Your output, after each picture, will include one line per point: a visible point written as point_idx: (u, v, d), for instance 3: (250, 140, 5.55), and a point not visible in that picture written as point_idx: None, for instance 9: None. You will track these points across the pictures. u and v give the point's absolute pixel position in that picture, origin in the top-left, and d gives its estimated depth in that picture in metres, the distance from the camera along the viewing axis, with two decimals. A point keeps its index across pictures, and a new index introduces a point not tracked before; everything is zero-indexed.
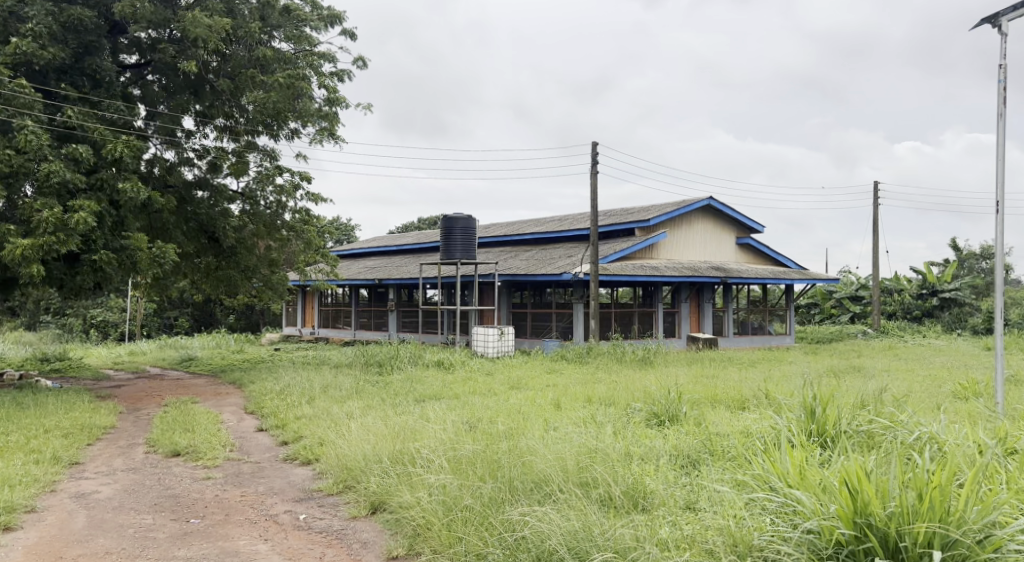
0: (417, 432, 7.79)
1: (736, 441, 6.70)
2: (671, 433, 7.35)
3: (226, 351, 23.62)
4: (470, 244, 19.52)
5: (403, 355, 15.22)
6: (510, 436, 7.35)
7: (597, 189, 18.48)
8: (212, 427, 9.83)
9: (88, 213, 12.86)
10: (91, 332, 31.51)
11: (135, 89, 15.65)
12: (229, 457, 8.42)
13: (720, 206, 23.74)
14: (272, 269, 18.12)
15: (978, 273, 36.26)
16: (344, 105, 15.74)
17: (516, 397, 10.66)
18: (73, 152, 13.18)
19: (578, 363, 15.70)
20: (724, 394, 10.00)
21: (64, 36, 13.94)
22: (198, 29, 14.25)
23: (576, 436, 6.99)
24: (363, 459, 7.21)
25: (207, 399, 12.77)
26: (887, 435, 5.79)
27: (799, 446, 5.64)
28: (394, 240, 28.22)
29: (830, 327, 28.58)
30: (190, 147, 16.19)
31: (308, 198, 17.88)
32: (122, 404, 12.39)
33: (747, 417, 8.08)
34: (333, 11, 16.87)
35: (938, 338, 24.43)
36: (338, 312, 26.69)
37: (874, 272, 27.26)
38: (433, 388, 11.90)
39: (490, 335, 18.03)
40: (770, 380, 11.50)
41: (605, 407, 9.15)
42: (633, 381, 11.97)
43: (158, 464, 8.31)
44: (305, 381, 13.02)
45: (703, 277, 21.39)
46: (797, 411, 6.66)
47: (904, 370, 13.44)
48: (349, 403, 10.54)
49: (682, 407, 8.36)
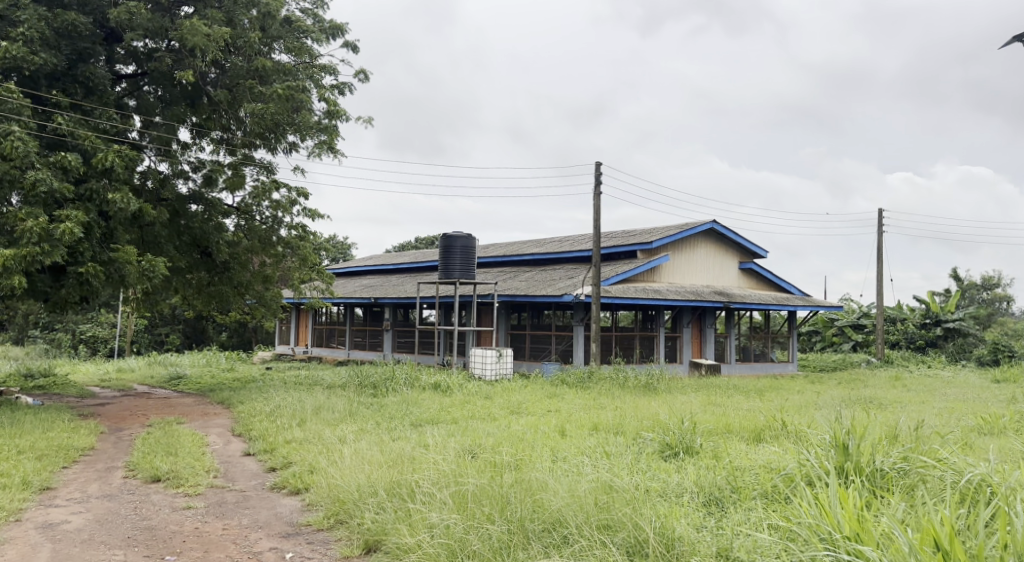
0: (415, 461, 7.27)
1: (763, 480, 6.22)
2: (690, 467, 6.85)
3: (216, 369, 23.02)
4: (469, 264, 19.05)
5: (399, 376, 14.67)
6: (518, 467, 6.86)
7: (601, 209, 18.03)
8: (196, 450, 9.27)
9: (75, 223, 12.35)
10: (81, 347, 30.85)
11: (130, 99, 15.22)
12: (212, 485, 7.87)
13: (723, 229, 23.33)
14: (266, 285, 17.44)
15: (980, 304, 35.83)
16: (344, 118, 15.33)
17: (518, 423, 10.13)
18: (61, 160, 12.70)
19: (580, 388, 15.18)
20: (739, 423, 9.50)
21: (57, 42, 13.50)
22: (196, 37, 13.83)
23: (589, 469, 6.49)
24: (356, 491, 6.68)
25: (193, 420, 12.21)
26: (942, 482, 5.35)
27: (850, 493, 5.17)
28: (391, 259, 27.75)
29: (832, 355, 28.10)
30: (185, 160, 15.74)
31: (305, 214, 17.42)
32: (104, 423, 11.83)
33: (768, 451, 7.59)
34: (334, 22, 16.49)
35: (944, 368, 23.95)
36: (332, 330, 26.16)
37: (879, 300, 26.79)
38: (431, 412, 11.35)
39: (489, 357, 17.52)
40: (785, 410, 10.99)
41: (614, 437, 8.63)
42: (640, 408, 11.46)
43: (135, 490, 7.76)
44: (296, 403, 12.46)
45: (706, 301, 20.93)
46: (829, 445, 6.18)
47: (917, 401, 12.94)
48: (342, 427, 10.01)
49: (697, 438, 7.87)
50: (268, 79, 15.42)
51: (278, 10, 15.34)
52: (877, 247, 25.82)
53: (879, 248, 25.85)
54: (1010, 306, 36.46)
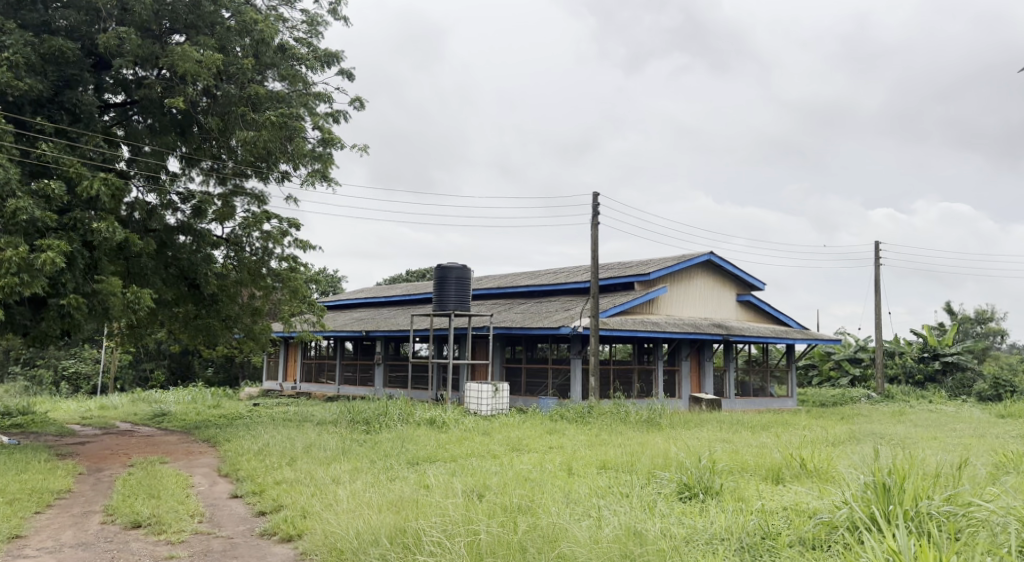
0: (419, 503, 6.77)
1: (795, 526, 5.81)
2: (716, 510, 6.38)
3: (202, 405, 22.36)
4: (464, 295, 18.60)
5: (392, 412, 14.11)
6: (532, 512, 6.36)
7: (598, 241, 17.67)
8: (180, 493, 8.71)
9: (56, 252, 11.81)
10: (62, 384, 30.11)
11: (118, 129, 14.80)
12: (196, 531, 7.32)
13: (720, 261, 23.01)
14: (254, 318, 16.90)
15: (975, 338, 35.60)
16: (339, 146, 14.91)
17: (521, 462, 9.60)
18: (44, 188, 12.24)
19: (580, 423, 14.65)
20: (753, 461, 9.04)
21: (43, 68, 13.08)
22: (187, 63, 13.46)
23: (610, 514, 6.05)
24: (355, 536, 6.16)
25: (177, 459, 11.63)
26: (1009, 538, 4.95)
27: (913, 546, 4.73)
28: (382, 292, 27.29)
29: (831, 390, 27.66)
30: (175, 191, 15.29)
31: (296, 246, 16.97)
32: (83, 464, 11.23)
33: (794, 493, 7.13)
34: (329, 50, 16.14)
35: (946, 403, 23.54)
36: (321, 365, 25.54)
37: (877, 333, 26.45)
38: (427, 450, 10.81)
39: (484, 392, 16.97)
40: (799, 448, 10.52)
41: (626, 476, 8.15)
42: (647, 444, 10.99)
43: (114, 538, 7.20)
44: (286, 440, 11.89)
45: (705, 334, 20.49)
46: (865, 484, 5.83)
47: (930, 436, 12.50)
48: (335, 466, 9.45)
49: (716, 478, 7.39)
50: (260, 107, 15.00)
51: (273, 37, 14.87)
52: (874, 279, 25.57)
53: (876, 281, 25.60)
54: (1005, 340, 36.25)
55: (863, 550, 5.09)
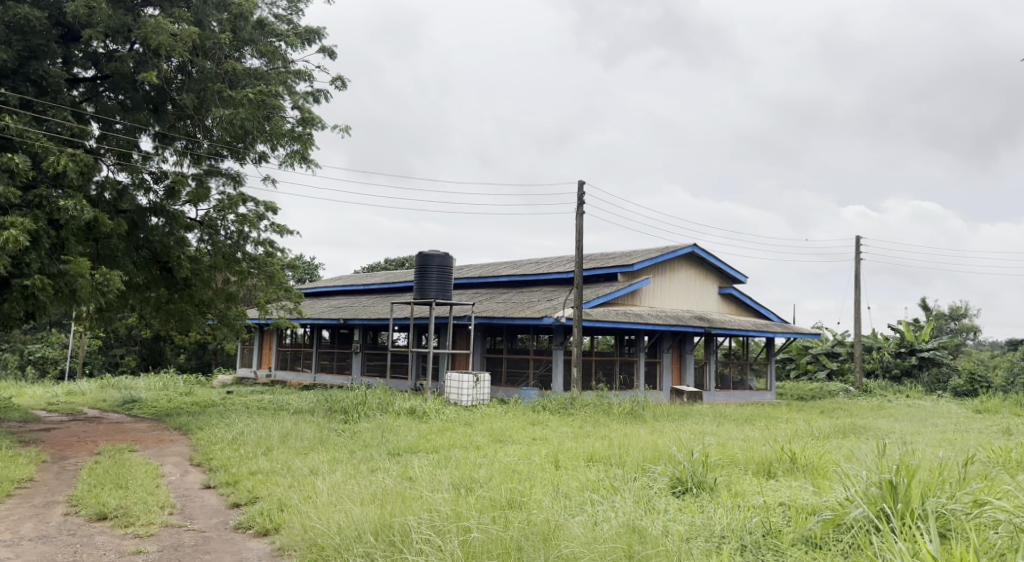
0: (405, 497, 6.44)
1: (797, 523, 5.55)
2: (715, 506, 6.10)
3: (173, 393, 21.85)
4: (446, 284, 18.24)
5: (371, 401, 13.76)
6: (522, 507, 6.06)
7: (583, 230, 17.39)
8: (150, 483, 8.30)
9: (20, 230, 11.29)
10: (29, 369, 29.40)
11: (88, 104, 14.23)
12: (167, 524, 6.94)
13: (703, 253, 22.83)
14: (229, 304, 16.44)
15: (949, 334, 35.89)
16: (320, 126, 14.47)
17: (506, 454, 9.29)
18: (8, 162, 11.70)
19: (562, 415, 14.37)
20: (742, 454, 8.79)
21: (7, 37, 12.50)
22: (161, 35, 12.93)
23: (605, 509, 5.80)
24: (335, 532, 5.81)
25: (147, 447, 11.19)
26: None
27: (927, 546, 4.48)
28: (360, 280, 26.83)
29: (809, 383, 27.68)
30: (147, 170, 14.74)
31: (273, 230, 16.52)
32: (47, 452, 10.76)
33: (789, 488, 6.86)
34: (310, 27, 15.64)
35: (923, 398, 23.61)
36: (297, 353, 25.06)
37: (856, 328, 26.46)
38: (409, 440, 10.49)
39: (465, 382, 16.66)
40: (788, 441, 10.31)
41: (615, 469, 7.86)
42: (632, 436, 10.76)
43: (77, 531, 6.80)
44: (261, 430, 11.48)
45: (688, 326, 20.31)
46: (871, 482, 5.56)
47: (914, 431, 12.37)
48: (313, 456, 9.10)
49: (709, 473, 7.12)
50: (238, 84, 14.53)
51: (252, 11, 14.38)
52: (855, 274, 25.56)
53: (856, 275, 25.59)
54: (978, 337, 36.57)
55: (875, 552, 4.82)
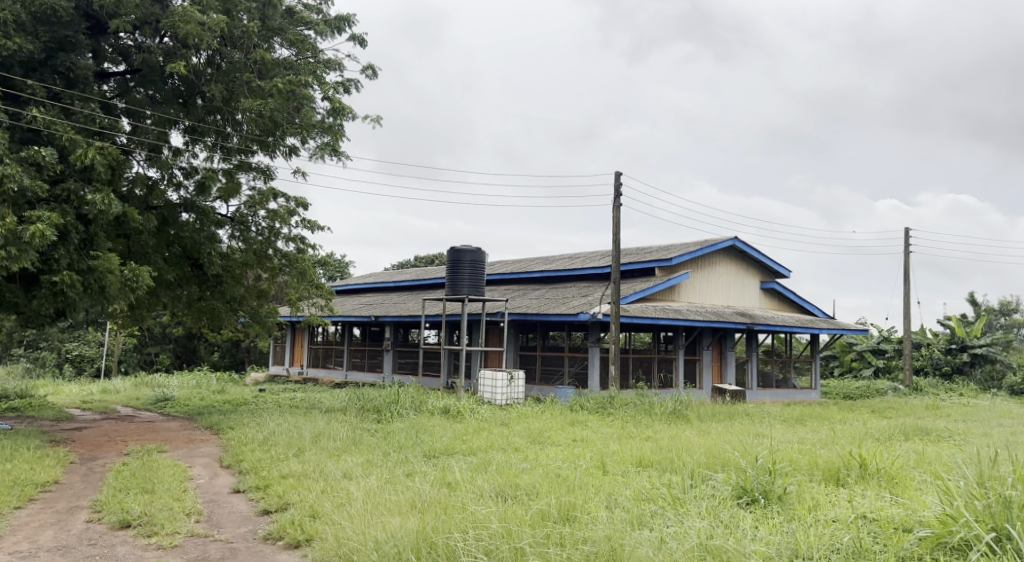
0: (449, 508, 5.97)
1: (890, 541, 5.13)
2: (793, 522, 5.56)
3: (206, 391, 21.63)
4: (478, 280, 17.75)
5: (405, 399, 13.29)
6: (574, 524, 5.54)
7: (620, 223, 16.78)
8: (176, 487, 7.91)
9: (46, 225, 10.96)
10: (66, 367, 29.54)
11: (118, 99, 13.91)
12: (192, 533, 6.53)
13: (744, 246, 22.10)
14: (260, 300, 16.11)
15: (999, 329, 34.65)
16: (350, 117, 14.07)
17: (550, 457, 8.77)
18: (34, 155, 11.38)
19: (602, 415, 13.79)
20: (804, 459, 8.16)
21: (34, 29, 12.21)
22: (188, 24, 12.55)
23: (672, 527, 5.34)
24: (374, 549, 5.36)
25: (177, 448, 10.85)
26: None
27: None
28: (391, 276, 26.47)
29: (856, 381, 26.77)
30: (177, 165, 14.42)
31: (303, 226, 16.15)
32: (76, 452, 10.46)
33: (869, 497, 6.33)
34: (340, 15, 15.22)
35: (977, 397, 22.66)
36: (328, 351, 24.76)
37: (905, 324, 25.48)
38: (445, 441, 10.02)
39: (499, 381, 16.16)
40: (853, 444, 9.65)
41: (670, 476, 7.32)
42: (679, 438, 10.21)
43: (99, 541, 6.41)
44: (292, 429, 11.06)
45: (729, 323, 19.61)
46: (970, 495, 5.14)
47: (979, 432, 11.63)
48: (347, 459, 8.67)
49: (778, 482, 6.54)
50: (267, 74, 14.16)
51: None
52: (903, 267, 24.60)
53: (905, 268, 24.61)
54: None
55: None
